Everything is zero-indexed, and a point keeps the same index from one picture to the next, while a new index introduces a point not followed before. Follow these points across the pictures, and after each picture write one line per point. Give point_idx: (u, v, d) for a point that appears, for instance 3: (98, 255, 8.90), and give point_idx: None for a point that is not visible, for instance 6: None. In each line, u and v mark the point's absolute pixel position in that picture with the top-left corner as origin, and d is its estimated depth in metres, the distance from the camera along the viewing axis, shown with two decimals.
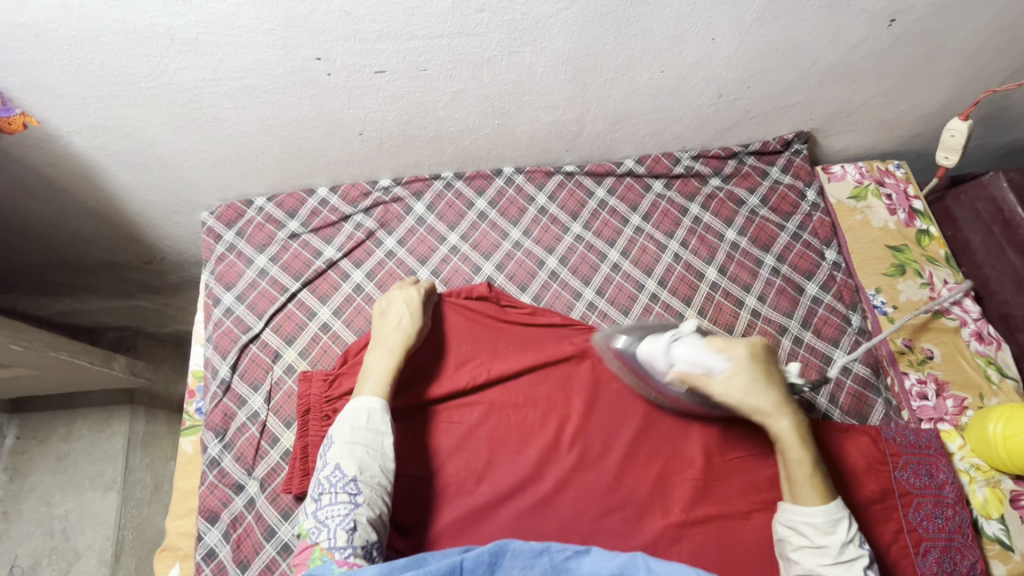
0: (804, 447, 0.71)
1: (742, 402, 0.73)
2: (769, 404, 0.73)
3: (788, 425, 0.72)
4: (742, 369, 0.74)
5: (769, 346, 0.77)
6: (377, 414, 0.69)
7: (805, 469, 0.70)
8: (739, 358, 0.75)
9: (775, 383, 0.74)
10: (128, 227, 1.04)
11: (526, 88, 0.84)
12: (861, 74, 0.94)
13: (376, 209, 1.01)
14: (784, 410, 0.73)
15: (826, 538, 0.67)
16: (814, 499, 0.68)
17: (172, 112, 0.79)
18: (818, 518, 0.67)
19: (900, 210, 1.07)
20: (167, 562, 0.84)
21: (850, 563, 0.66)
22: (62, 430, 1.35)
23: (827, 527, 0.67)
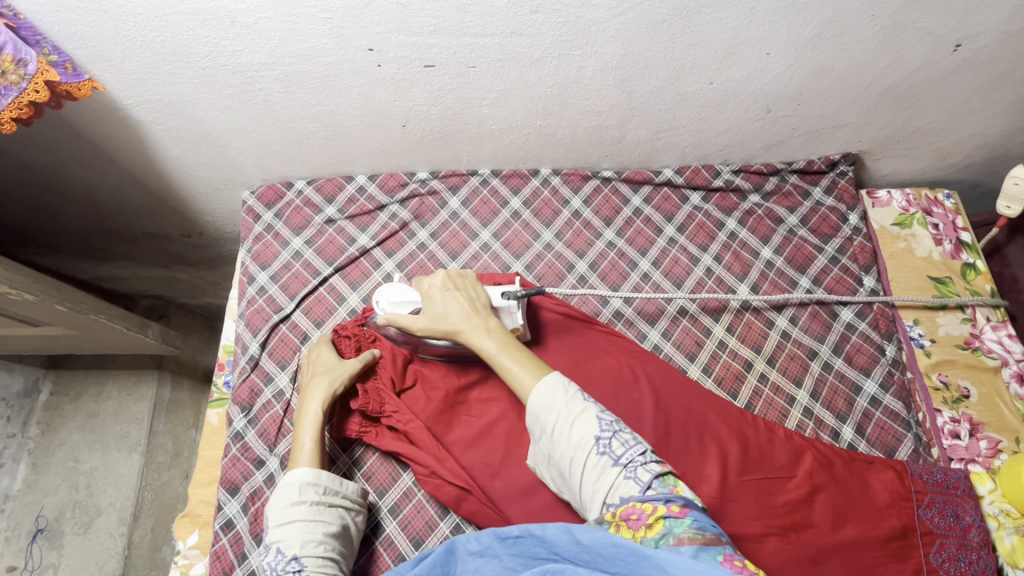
0: (503, 338, 0.72)
1: (437, 327, 0.75)
2: (453, 317, 0.75)
3: (476, 328, 0.73)
4: (430, 296, 0.77)
5: (461, 271, 0.80)
6: (309, 486, 0.71)
7: (510, 355, 0.70)
8: (429, 284, 0.77)
9: (463, 295, 0.76)
10: (172, 200, 1.07)
11: (571, 91, 0.84)
12: (918, 98, 0.91)
13: (412, 200, 1.02)
14: (469, 317, 0.74)
15: (555, 411, 0.63)
16: (534, 380, 0.67)
17: (225, 93, 0.81)
18: (541, 399, 0.64)
19: (946, 242, 1.04)
20: (186, 528, 0.86)
21: (584, 412, 0.63)
22: (93, 389, 1.40)
23: (549, 398, 0.64)
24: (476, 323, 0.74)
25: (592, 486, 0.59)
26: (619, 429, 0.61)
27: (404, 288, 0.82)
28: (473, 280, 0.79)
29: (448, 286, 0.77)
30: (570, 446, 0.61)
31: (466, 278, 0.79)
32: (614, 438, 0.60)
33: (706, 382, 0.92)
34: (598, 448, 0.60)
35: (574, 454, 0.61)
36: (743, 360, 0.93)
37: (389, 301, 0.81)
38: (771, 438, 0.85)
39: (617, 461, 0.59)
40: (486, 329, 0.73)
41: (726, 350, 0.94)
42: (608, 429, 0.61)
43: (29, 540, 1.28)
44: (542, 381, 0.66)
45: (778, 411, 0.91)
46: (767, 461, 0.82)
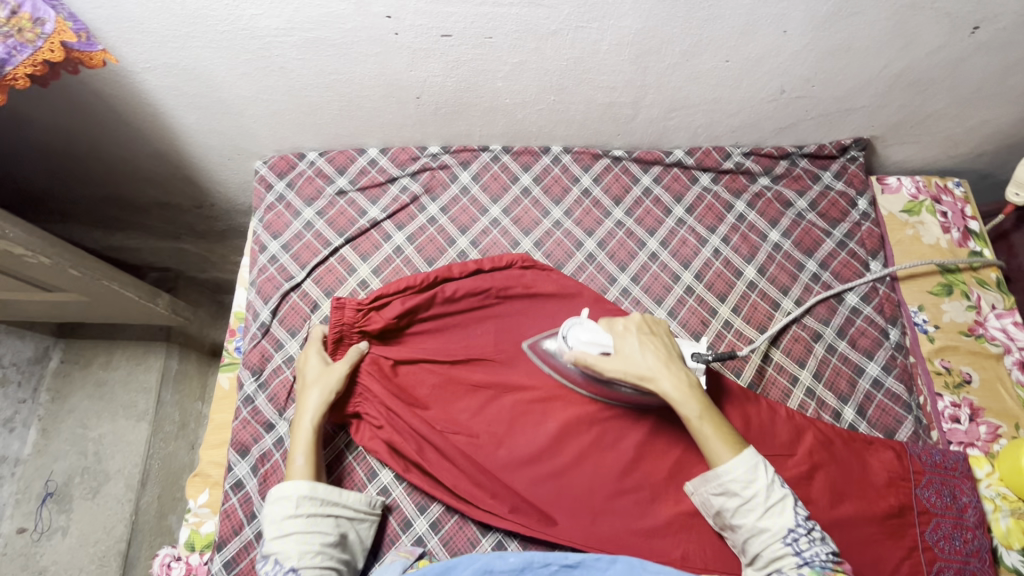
0: (705, 404, 0.71)
1: (630, 370, 0.73)
2: (651, 367, 0.73)
3: (674, 383, 0.72)
4: (627, 340, 0.75)
5: (652, 316, 0.79)
6: (307, 499, 0.72)
7: (711, 423, 0.70)
8: (624, 326, 0.76)
9: (659, 343, 0.75)
10: (185, 169, 1.08)
11: (587, 66, 0.84)
12: (933, 83, 0.91)
13: (423, 173, 1.02)
14: (667, 369, 0.72)
15: (751, 489, 0.68)
16: (731, 453, 0.69)
17: (242, 59, 0.82)
18: (738, 471, 0.68)
19: (954, 230, 1.04)
20: (197, 488, 0.88)
21: (781, 502, 0.67)
22: (103, 358, 1.42)
23: (748, 477, 0.68)
24: (664, 377, 0.72)
25: (763, 558, 0.66)
26: (813, 530, 0.66)
27: (593, 322, 0.78)
28: (665, 329, 0.78)
29: (642, 332, 0.76)
30: (759, 526, 0.67)
31: (659, 324, 0.78)
32: (804, 538, 0.65)
33: (709, 360, 0.93)
34: (784, 537, 0.66)
35: (755, 530, 0.67)
36: (747, 340, 0.94)
37: (578, 339, 0.75)
38: (774, 417, 0.87)
39: (797, 553, 0.65)
40: (683, 387, 0.72)
41: (731, 330, 0.95)
42: (803, 525, 0.66)
43: (39, 503, 1.31)
44: (740, 455, 0.69)
45: (780, 390, 0.92)
46: (770, 439, 0.85)
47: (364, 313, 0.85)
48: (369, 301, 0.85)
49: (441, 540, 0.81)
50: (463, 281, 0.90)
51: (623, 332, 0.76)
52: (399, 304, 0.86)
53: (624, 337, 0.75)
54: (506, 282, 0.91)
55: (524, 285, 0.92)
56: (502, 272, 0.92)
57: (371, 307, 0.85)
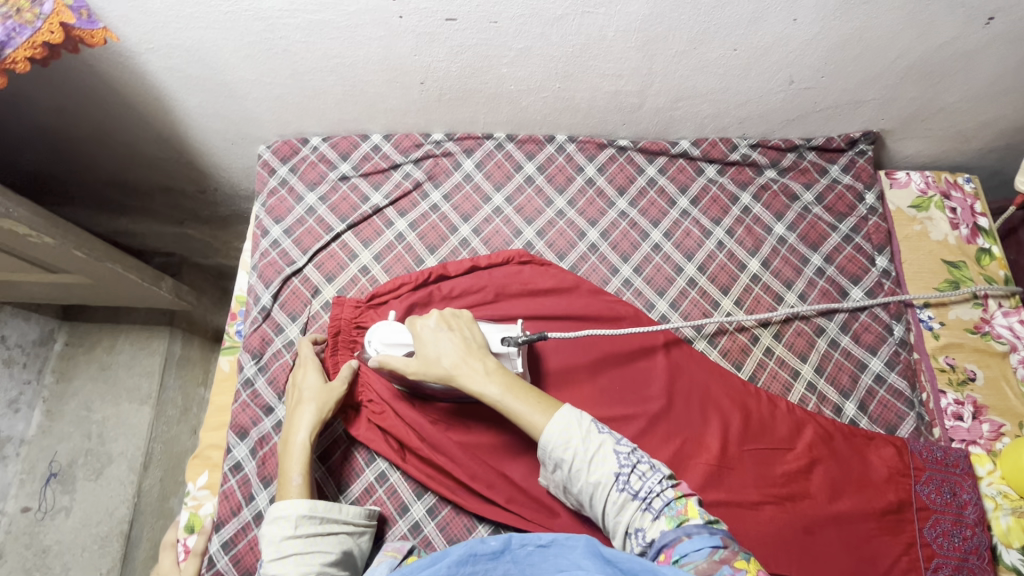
0: (505, 380, 0.70)
1: (430, 371, 0.72)
2: (446, 360, 0.72)
3: (473, 372, 0.71)
4: (424, 339, 0.74)
5: (456, 311, 0.77)
6: (306, 519, 0.68)
7: (515, 396, 0.68)
8: (425, 326, 0.75)
9: (457, 337, 0.74)
10: (190, 153, 1.08)
11: (593, 52, 0.83)
12: (945, 76, 0.89)
13: (426, 160, 1.02)
14: (464, 361, 0.71)
15: (572, 448, 0.63)
16: (542, 417, 0.66)
17: (246, 41, 0.81)
18: (555, 437, 0.64)
19: (963, 226, 1.03)
20: (198, 469, 0.89)
21: (602, 447, 0.64)
22: (106, 342, 1.43)
23: (564, 438, 0.64)
24: (462, 368, 0.71)
25: (612, 517, 0.61)
26: (637, 462, 0.62)
27: (396, 329, 0.78)
28: (468, 321, 0.77)
29: (442, 327, 0.75)
30: (597, 479, 0.62)
31: (460, 317, 0.76)
32: (635, 476, 0.61)
33: (711, 353, 0.92)
34: (617, 484, 0.61)
35: (594, 488, 0.62)
36: (750, 334, 0.93)
37: (382, 344, 0.77)
38: (774, 411, 0.87)
39: (635, 496, 0.61)
40: (483, 374, 0.70)
41: (734, 324, 0.94)
42: (627, 465, 0.62)
43: (43, 483, 1.32)
44: (553, 416, 0.66)
45: (781, 384, 0.91)
46: (769, 433, 0.85)
47: (360, 310, 0.88)
48: (367, 300, 0.89)
49: (438, 527, 0.82)
50: (459, 278, 0.92)
51: (420, 329, 0.75)
52: (397, 303, 0.89)
53: (421, 334, 0.74)
54: (503, 279, 0.93)
55: (521, 281, 0.93)
56: (498, 269, 0.94)
57: (368, 306, 0.89)
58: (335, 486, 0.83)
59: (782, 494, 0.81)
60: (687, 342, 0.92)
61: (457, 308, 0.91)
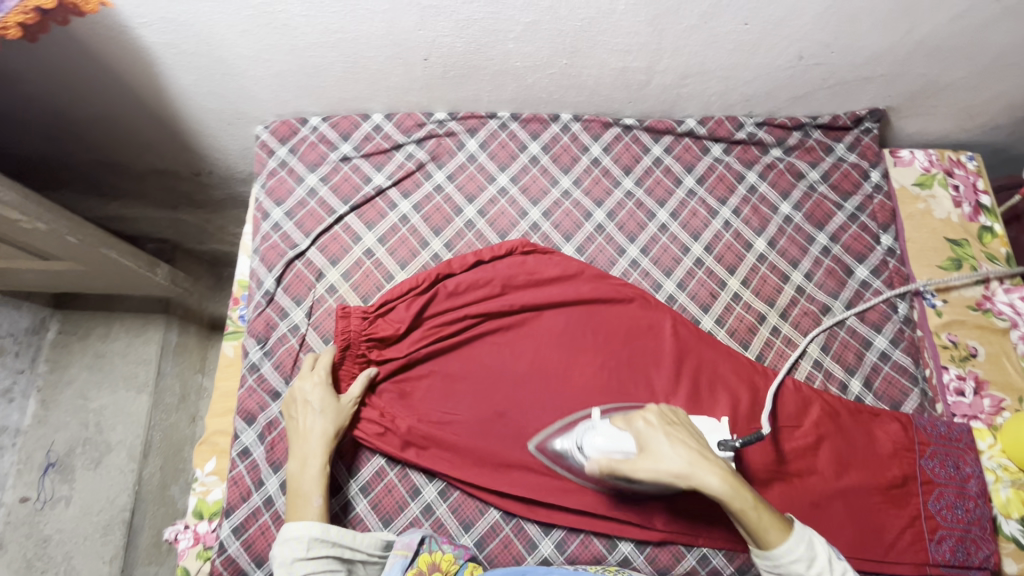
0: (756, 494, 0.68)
1: (661, 473, 0.68)
2: (698, 470, 0.68)
3: (713, 480, 0.67)
4: (656, 439, 0.71)
5: (669, 407, 0.76)
6: (319, 542, 0.70)
7: (763, 510, 0.67)
8: (646, 423, 0.73)
9: (687, 438, 0.71)
10: (184, 135, 1.05)
11: (601, 27, 0.81)
12: (954, 51, 0.89)
13: (429, 140, 1.00)
14: (706, 467, 0.68)
15: (815, 566, 0.66)
16: (778, 532, 0.67)
17: (243, 14, 0.78)
18: (795, 549, 0.66)
19: (966, 204, 1.03)
20: (204, 455, 0.88)
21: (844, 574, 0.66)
22: (101, 330, 1.40)
23: (808, 552, 0.66)
24: (705, 476, 0.68)
25: None
26: None
27: (608, 425, 0.75)
28: (684, 420, 0.75)
29: (667, 424, 0.72)
30: None
31: (678, 414, 0.75)
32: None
33: (718, 333, 0.93)
34: None
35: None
36: (756, 313, 0.94)
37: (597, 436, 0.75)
38: (780, 389, 0.87)
39: None
40: (727, 483, 0.67)
41: (740, 303, 0.94)
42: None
43: (41, 473, 1.31)
44: (786, 532, 0.67)
45: (788, 362, 0.92)
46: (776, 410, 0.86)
47: (370, 320, 0.85)
48: (375, 308, 0.85)
49: (449, 508, 0.83)
50: (464, 275, 0.90)
51: (648, 429, 0.72)
52: (405, 307, 0.86)
53: (650, 436, 0.71)
54: (509, 271, 0.91)
55: (527, 272, 0.92)
56: (502, 261, 0.92)
57: (377, 315, 0.85)
58: (346, 471, 0.83)
59: (790, 470, 0.82)
60: (694, 322, 0.92)
61: (463, 304, 0.89)
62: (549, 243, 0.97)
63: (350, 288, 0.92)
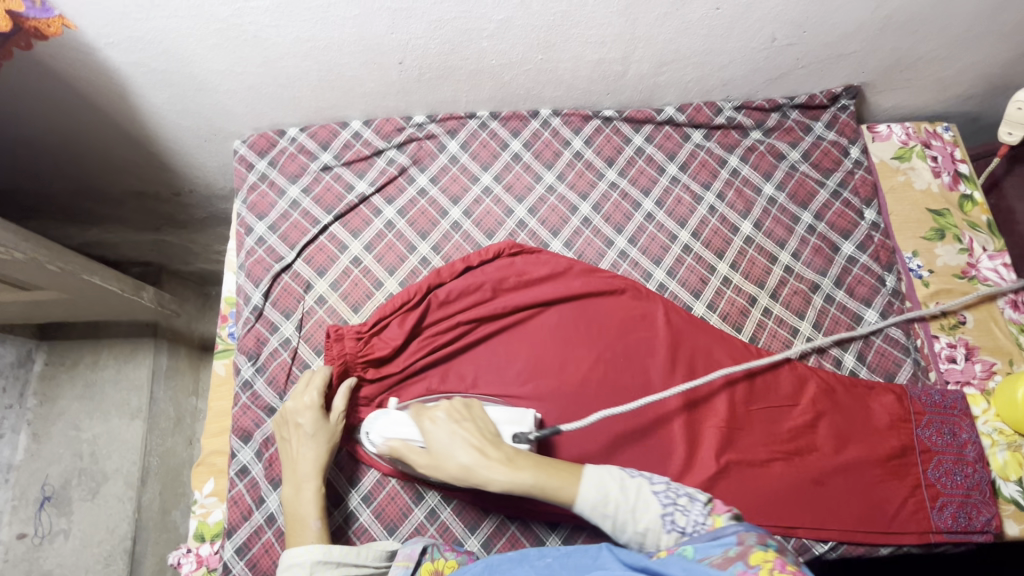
0: (529, 460, 0.66)
1: (443, 469, 0.68)
2: (457, 455, 0.68)
3: (493, 464, 0.66)
4: (435, 433, 0.71)
5: (467, 399, 0.75)
6: (319, 564, 0.68)
7: (546, 471, 0.64)
8: (433, 422, 0.72)
9: (470, 428, 0.70)
10: (160, 155, 1.04)
11: (574, 20, 0.81)
12: (924, 23, 0.90)
13: (410, 144, 0.99)
14: (479, 452, 0.67)
15: (612, 503, 0.61)
16: (575, 486, 0.63)
17: (212, 28, 0.77)
18: (591, 496, 0.62)
19: (944, 173, 1.04)
20: (202, 477, 0.87)
21: (641, 492, 0.62)
22: (89, 358, 1.38)
23: (600, 495, 0.61)
24: (455, 463, 0.68)
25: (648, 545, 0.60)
26: (677, 497, 0.61)
27: (401, 422, 0.75)
28: (478, 409, 0.74)
29: (452, 420, 0.71)
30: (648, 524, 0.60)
31: (470, 407, 0.74)
32: (679, 513, 0.60)
33: (711, 318, 0.93)
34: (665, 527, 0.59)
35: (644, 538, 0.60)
36: (747, 296, 0.94)
37: (384, 436, 0.76)
38: (775, 369, 0.88)
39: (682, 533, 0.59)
40: (499, 459, 0.66)
41: (731, 287, 0.95)
42: (669, 503, 0.60)
43: (37, 507, 1.28)
44: (583, 480, 0.63)
45: (781, 342, 0.92)
46: (773, 391, 0.86)
47: (364, 340, 0.84)
48: (368, 327, 0.85)
49: (455, 512, 0.82)
50: (454, 283, 0.90)
51: (424, 420, 0.72)
52: (398, 325, 0.86)
53: (427, 430, 0.72)
54: (497, 275, 0.91)
55: (515, 273, 0.91)
56: (490, 265, 0.92)
57: (371, 334, 0.85)
58: (348, 483, 0.82)
59: (790, 449, 0.83)
60: (686, 309, 0.93)
61: (456, 313, 0.89)
62: (537, 239, 0.96)
63: (340, 298, 0.91)
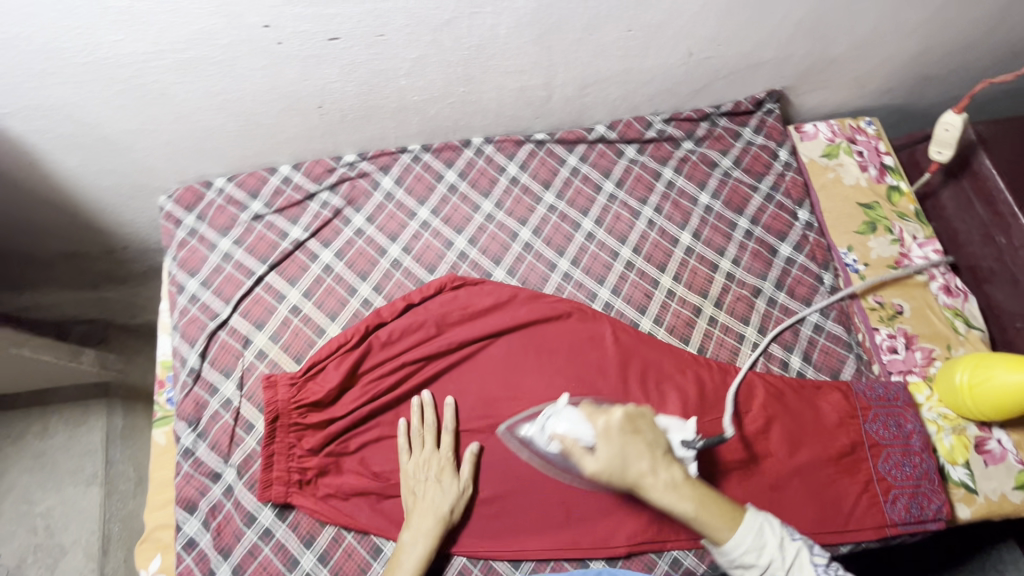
0: (694, 492, 0.70)
1: (618, 476, 0.72)
2: (635, 469, 0.72)
3: (661, 488, 0.71)
4: (604, 438, 0.73)
5: (638, 408, 0.77)
6: None
7: (705, 508, 0.69)
8: (608, 423, 0.75)
9: (642, 442, 0.73)
10: (85, 217, 1.00)
11: (489, 52, 0.81)
12: (831, 28, 0.92)
13: (342, 185, 0.97)
14: (656, 469, 0.72)
15: (766, 555, 0.68)
16: (728, 530, 0.69)
17: (115, 90, 0.75)
18: (743, 542, 0.68)
19: (871, 167, 1.07)
20: (148, 554, 0.83)
21: (800, 557, 0.69)
22: (37, 427, 1.31)
23: (757, 544, 0.68)
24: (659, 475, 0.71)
25: None
26: (835, 574, 0.68)
27: (572, 417, 0.77)
28: (648, 420, 0.76)
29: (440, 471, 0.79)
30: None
31: (643, 418, 0.76)
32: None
33: (659, 332, 0.93)
34: None
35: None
36: (692, 306, 0.95)
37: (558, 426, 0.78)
38: (724, 378, 0.89)
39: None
40: (678, 479, 0.71)
41: (675, 299, 0.95)
42: (826, 574, 0.68)
43: None
44: (736, 528, 0.69)
45: (729, 350, 0.93)
46: (722, 400, 0.87)
47: (299, 386, 0.83)
48: (303, 372, 0.84)
49: None
50: (396, 322, 0.88)
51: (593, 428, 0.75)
52: (335, 366, 0.84)
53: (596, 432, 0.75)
54: (441, 310, 0.90)
55: (459, 306, 0.90)
56: (433, 301, 0.91)
57: (306, 378, 0.84)
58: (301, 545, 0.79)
59: (747, 458, 0.83)
60: (633, 325, 0.93)
61: (400, 352, 0.87)
62: (480, 270, 0.96)
63: (280, 350, 0.88)
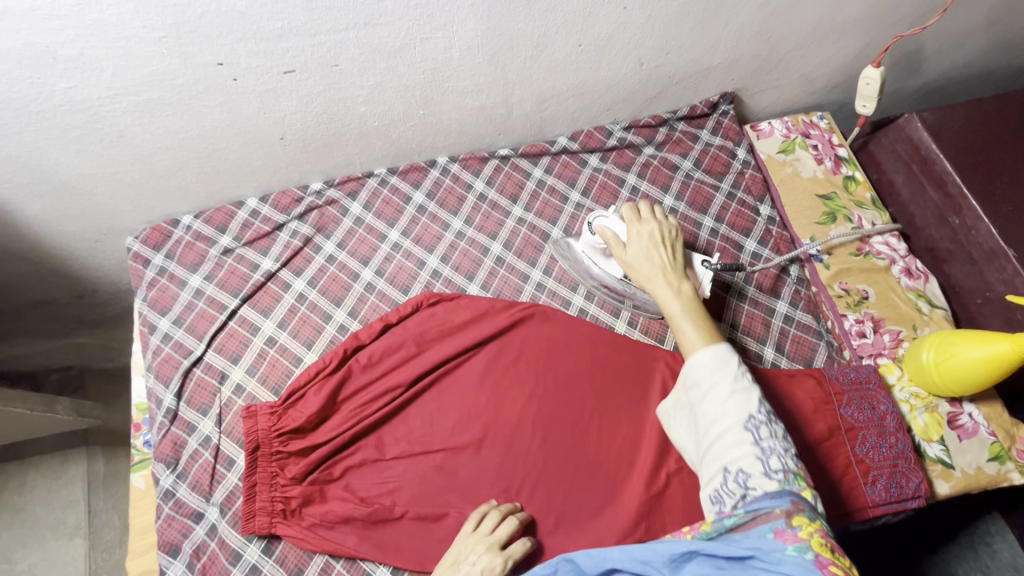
0: (689, 305, 0.77)
1: (633, 271, 0.83)
2: (649, 268, 0.82)
3: (665, 287, 0.79)
4: (637, 242, 0.85)
5: (673, 228, 0.87)
6: None
7: (693, 319, 0.75)
8: (643, 232, 0.85)
9: (666, 253, 0.83)
10: (51, 264, 0.99)
11: (445, 75, 0.84)
12: (773, 31, 0.96)
13: (311, 213, 0.98)
14: (665, 276, 0.80)
15: (716, 378, 0.68)
16: (700, 339, 0.72)
17: (72, 135, 0.75)
18: (701, 361, 0.70)
19: (826, 159, 1.10)
20: None
21: (748, 401, 0.65)
22: (14, 482, 1.27)
23: (711, 378, 0.68)
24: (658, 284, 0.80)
25: (720, 447, 0.64)
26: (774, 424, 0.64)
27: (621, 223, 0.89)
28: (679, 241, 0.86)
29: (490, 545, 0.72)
30: (717, 425, 0.65)
31: (676, 239, 0.85)
32: (772, 455, 0.62)
33: (634, 334, 0.95)
34: (744, 425, 0.64)
35: (715, 419, 0.66)
36: None
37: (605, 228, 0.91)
38: None
39: (755, 443, 0.63)
40: (683, 292, 0.78)
41: None
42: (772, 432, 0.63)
43: None
44: (707, 345, 0.71)
45: None
46: None
47: (279, 414, 0.83)
48: (283, 400, 0.83)
49: None
50: (374, 344, 0.88)
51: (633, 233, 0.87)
52: (316, 392, 0.84)
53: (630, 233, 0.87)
54: (419, 328, 0.90)
55: (437, 322, 0.91)
56: (410, 319, 0.91)
57: (286, 406, 0.83)
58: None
59: None
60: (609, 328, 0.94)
61: (380, 373, 0.87)
62: (454, 286, 0.96)
63: (258, 383, 0.88)
